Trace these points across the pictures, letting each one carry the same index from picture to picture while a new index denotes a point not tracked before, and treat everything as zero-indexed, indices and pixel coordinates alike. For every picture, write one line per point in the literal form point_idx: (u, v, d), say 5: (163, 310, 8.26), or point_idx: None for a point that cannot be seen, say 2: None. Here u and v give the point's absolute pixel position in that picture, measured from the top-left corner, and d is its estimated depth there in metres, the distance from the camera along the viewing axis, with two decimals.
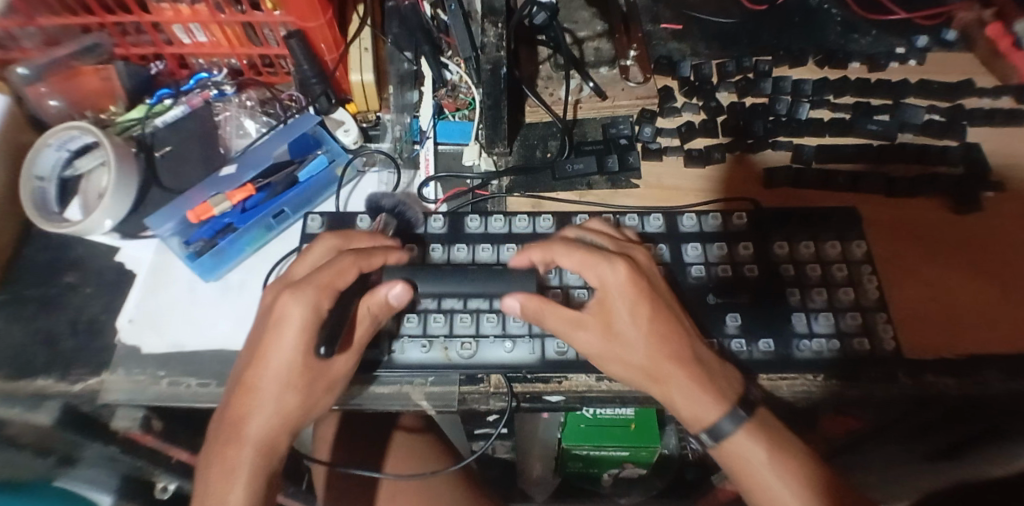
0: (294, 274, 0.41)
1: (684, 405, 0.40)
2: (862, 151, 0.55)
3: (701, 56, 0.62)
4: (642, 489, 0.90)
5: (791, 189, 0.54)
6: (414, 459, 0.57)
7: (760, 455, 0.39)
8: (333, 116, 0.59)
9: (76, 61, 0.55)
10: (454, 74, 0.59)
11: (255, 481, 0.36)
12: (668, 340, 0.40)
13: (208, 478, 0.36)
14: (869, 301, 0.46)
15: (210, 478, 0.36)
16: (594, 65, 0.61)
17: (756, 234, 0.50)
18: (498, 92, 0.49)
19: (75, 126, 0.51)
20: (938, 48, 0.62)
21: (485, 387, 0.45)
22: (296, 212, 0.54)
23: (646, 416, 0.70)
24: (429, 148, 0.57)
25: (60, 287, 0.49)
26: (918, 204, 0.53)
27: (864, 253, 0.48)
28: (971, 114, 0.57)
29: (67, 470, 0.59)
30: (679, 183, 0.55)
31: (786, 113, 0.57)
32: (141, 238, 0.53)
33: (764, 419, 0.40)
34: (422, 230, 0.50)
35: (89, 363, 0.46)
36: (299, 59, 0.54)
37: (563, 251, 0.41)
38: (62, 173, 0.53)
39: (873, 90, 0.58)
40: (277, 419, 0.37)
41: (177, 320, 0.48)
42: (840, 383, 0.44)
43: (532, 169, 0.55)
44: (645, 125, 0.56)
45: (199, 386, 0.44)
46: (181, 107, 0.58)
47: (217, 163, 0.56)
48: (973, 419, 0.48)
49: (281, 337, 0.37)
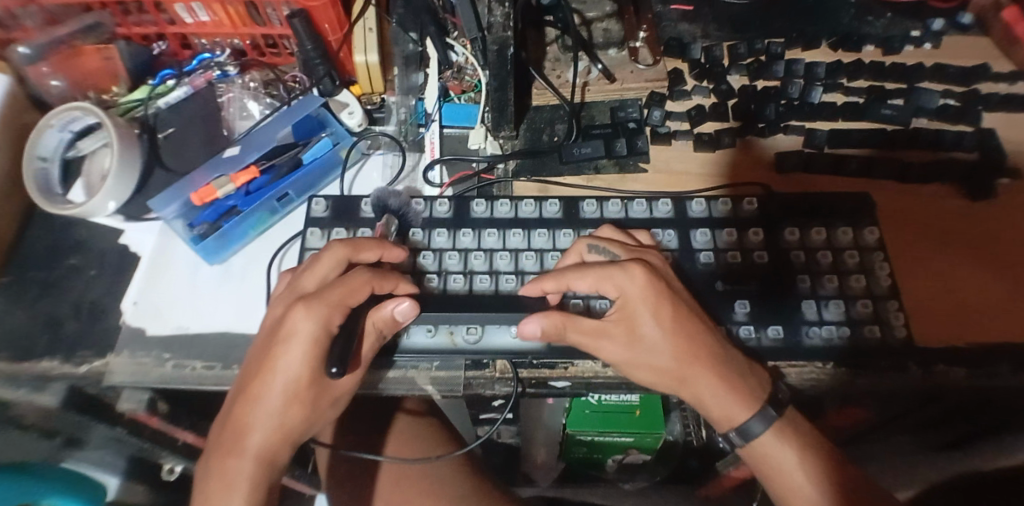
0: (304, 286, 0.39)
1: (717, 406, 0.40)
2: (876, 137, 0.53)
3: (711, 38, 0.61)
4: (646, 475, 0.90)
5: (801, 174, 0.53)
6: (418, 443, 0.56)
7: (791, 459, 0.40)
8: (337, 98, 0.58)
9: (77, 40, 0.54)
10: (460, 55, 0.58)
11: (255, 491, 0.35)
12: (700, 350, 0.39)
13: (206, 489, 0.35)
14: (881, 289, 0.45)
15: (209, 489, 0.35)
16: (602, 47, 0.59)
17: (766, 220, 0.49)
18: (505, 73, 0.48)
19: (78, 107, 0.50)
20: (954, 32, 0.61)
21: (491, 372, 0.44)
22: (300, 196, 0.54)
23: (651, 403, 0.71)
24: (434, 132, 0.56)
25: (63, 269, 0.49)
26: (931, 190, 0.52)
27: (876, 240, 0.47)
28: (986, 99, 0.55)
29: (74, 451, 0.59)
30: (687, 167, 0.54)
31: (798, 96, 0.56)
32: (145, 220, 0.52)
33: (795, 420, 0.42)
34: (428, 215, 0.49)
35: (93, 345, 0.45)
36: (301, 37, 0.53)
37: (575, 274, 0.40)
38: (65, 154, 0.53)
39: (887, 74, 0.57)
40: (278, 431, 0.37)
41: (182, 304, 0.48)
42: (850, 372, 0.43)
43: (538, 153, 0.54)
44: (654, 108, 0.55)
45: (204, 368, 0.44)
46: (184, 88, 0.57)
47: (220, 145, 0.56)
48: (984, 412, 0.47)
49: (290, 351, 0.36)
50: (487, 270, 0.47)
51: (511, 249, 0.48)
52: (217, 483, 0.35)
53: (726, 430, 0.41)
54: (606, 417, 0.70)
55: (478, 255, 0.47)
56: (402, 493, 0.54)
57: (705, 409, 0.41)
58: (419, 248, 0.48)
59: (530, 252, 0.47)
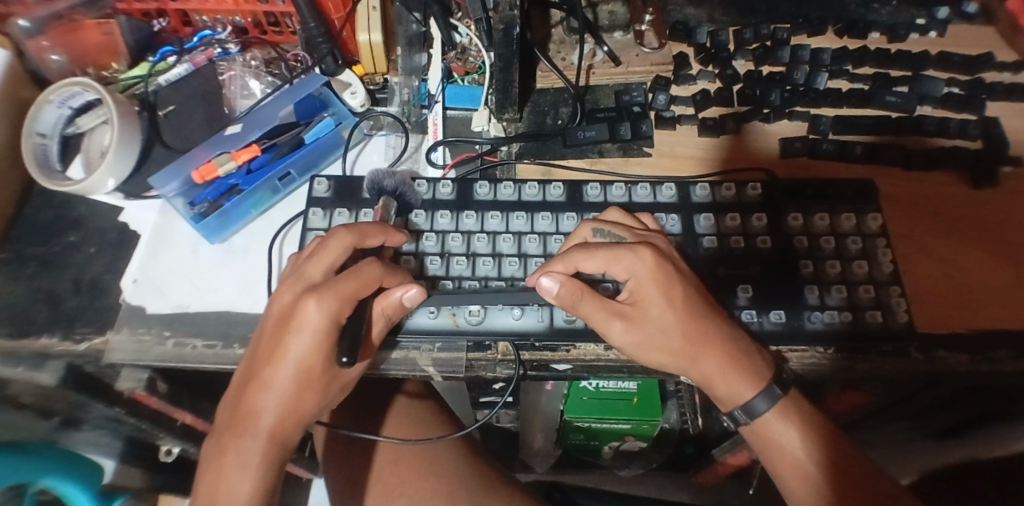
0: (311, 275, 0.38)
1: (721, 386, 0.40)
2: (881, 124, 0.54)
3: (717, 23, 0.61)
4: (642, 461, 0.91)
5: (804, 159, 0.53)
6: (415, 425, 0.57)
7: (789, 434, 0.40)
8: (339, 78, 0.58)
9: (78, 14, 0.53)
10: (463, 37, 0.58)
11: (265, 470, 0.35)
12: (710, 336, 0.39)
13: (218, 468, 0.35)
14: (883, 275, 0.45)
15: (221, 468, 0.35)
16: (608, 30, 0.59)
17: (769, 206, 0.49)
18: (510, 54, 0.48)
19: (77, 82, 0.49)
20: (959, 21, 0.60)
21: (492, 354, 0.44)
22: (302, 175, 0.54)
23: (649, 390, 0.71)
24: (437, 113, 0.56)
25: (63, 245, 0.49)
26: (935, 178, 0.52)
27: (879, 226, 0.47)
28: (990, 88, 0.56)
29: (70, 432, 0.58)
30: (692, 151, 0.54)
31: (803, 82, 0.56)
32: (145, 198, 0.52)
33: (798, 402, 0.41)
34: (429, 196, 0.49)
35: (93, 322, 0.45)
36: (305, 16, 0.52)
37: (583, 255, 0.39)
38: (64, 131, 0.52)
39: (893, 60, 0.57)
40: (289, 413, 0.37)
41: (185, 283, 0.48)
42: (850, 356, 0.43)
43: (542, 136, 0.54)
44: (659, 93, 0.55)
45: (205, 347, 0.44)
46: (185, 66, 0.57)
47: (221, 123, 0.55)
48: (983, 400, 0.47)
49: (301, 340, 0.36)
50: (490, 253, 0.47)
51: (514, 232, 0.48)
52: (229, 462, 0.35)
53: (730, 409, 0.41)
54: (604, 404, 0.70)
55: (481, 237, 0.47)
56: (401, 474, 0.54)
57: (711, 389, 0.41)
58: (420, 230, 0.47)
59: (534, 234, 0.47)
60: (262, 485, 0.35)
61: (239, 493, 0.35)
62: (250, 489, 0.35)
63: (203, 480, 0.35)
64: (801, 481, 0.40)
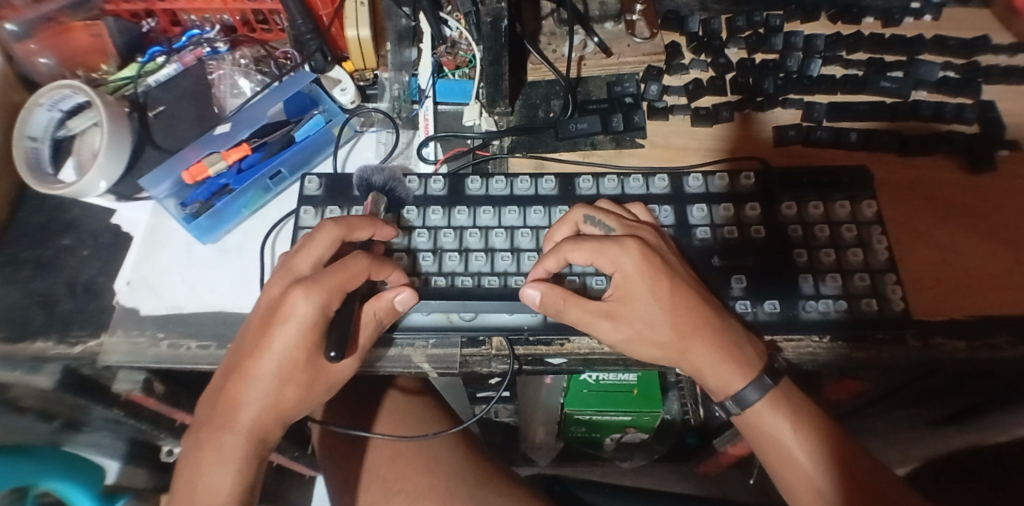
0: (300, 268, 0.38)
1: (712, 376, 0.40)
2: (877, 109, 0.53)
3: (710, 11, 0.60)
4: (644, 453, 0.92)
5: (800, 147, 0.53)
6: (414, 422, 0.57)
7: (784, 428, 0.40)
8: (329, 75, 0.57)
9: (66, 16, 0.53)
10: (454, 30, 0.58)
11: (246, 466, 0.36)
12: (700, 326, 0.39)
13: (197, 464, 0.35)
14: (878, 263, 0.45)
15: (199, 465, 0.35)
16: (599, 20, 0.58)
17: (764, 195, 0.48)
18: (499, 47, 0.48)
19: (67, 84, 0.50)
20: (954, 3, 0.60)
21: (487, 349, 0.44)
22: (293, 173, 0.54)
23: (649, 381, 0.71)
24: (428, 108, 0.55)
25: (56, 249, 0.49)
26: (930, 163, 0.52)
27: (875, 213, 0.47)
28: (986, 71, 0.55)
29: (72, 434, 0.58)
30: (686, 142, 0.54)
31: (797, 69, 0.55)
32: (137, 199, 0.52)
33: (789, 391, 0.41)
34: (421, 192, 0.49)
35: (88, 325, 0.45)
36: (293, 13, 0.52)
37: (571, 246, 0.40)
38: (55, 134, 0.52)
39: (887, 45, 0.56)
40: (272, 409, 0.37)
41: (177, 284, 0.48)
42: (848, 345, 0.43)
43: (534, 129, 0.54)
44: (652, 83, 0.55)
45: (199, 348, 0.44)
46: (173, 65, 0.57)
47: (211, 122, 0.55)
48: (983, 387, 0.47)
49: (286, 332, 0.36)
50: (483, 248, 0.46)
51: (507, 227, 0.47)
52: (209, 457, 0.35)
53: (722, 399, 0.41)
54: (603, 396, 0.71)
55: (473, 233, 0.47)
56: (399, 470, 0.54)
57: (703, 379, 0.41)
58: (413, 227, 0.47)
59: (525, 229, 0.47)
60: (241, 482, 0.35)
61: (218, 488, 0.35)
62: (230, 485, 0.35)
63: (182, 477, 0.36)
64: (796, 472, 0.40)
